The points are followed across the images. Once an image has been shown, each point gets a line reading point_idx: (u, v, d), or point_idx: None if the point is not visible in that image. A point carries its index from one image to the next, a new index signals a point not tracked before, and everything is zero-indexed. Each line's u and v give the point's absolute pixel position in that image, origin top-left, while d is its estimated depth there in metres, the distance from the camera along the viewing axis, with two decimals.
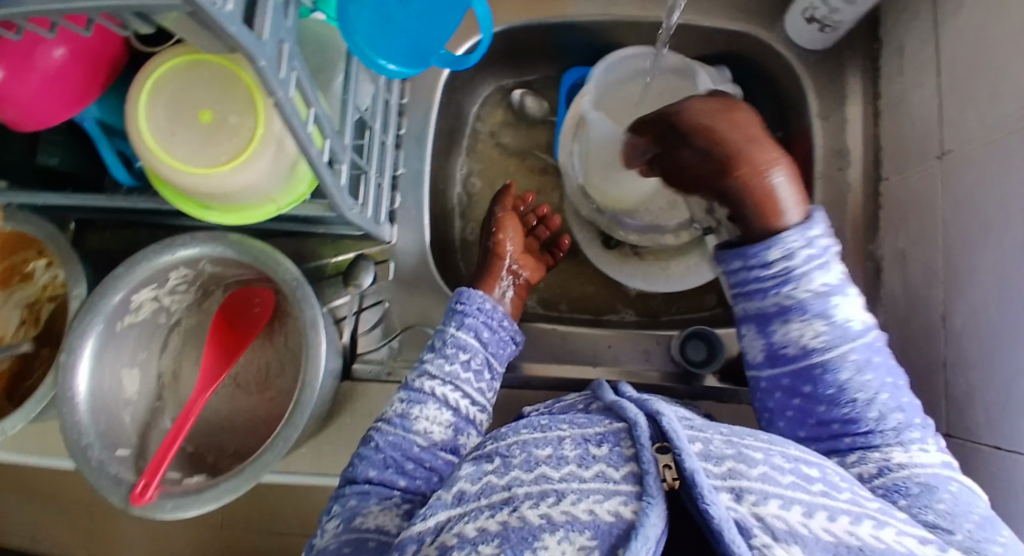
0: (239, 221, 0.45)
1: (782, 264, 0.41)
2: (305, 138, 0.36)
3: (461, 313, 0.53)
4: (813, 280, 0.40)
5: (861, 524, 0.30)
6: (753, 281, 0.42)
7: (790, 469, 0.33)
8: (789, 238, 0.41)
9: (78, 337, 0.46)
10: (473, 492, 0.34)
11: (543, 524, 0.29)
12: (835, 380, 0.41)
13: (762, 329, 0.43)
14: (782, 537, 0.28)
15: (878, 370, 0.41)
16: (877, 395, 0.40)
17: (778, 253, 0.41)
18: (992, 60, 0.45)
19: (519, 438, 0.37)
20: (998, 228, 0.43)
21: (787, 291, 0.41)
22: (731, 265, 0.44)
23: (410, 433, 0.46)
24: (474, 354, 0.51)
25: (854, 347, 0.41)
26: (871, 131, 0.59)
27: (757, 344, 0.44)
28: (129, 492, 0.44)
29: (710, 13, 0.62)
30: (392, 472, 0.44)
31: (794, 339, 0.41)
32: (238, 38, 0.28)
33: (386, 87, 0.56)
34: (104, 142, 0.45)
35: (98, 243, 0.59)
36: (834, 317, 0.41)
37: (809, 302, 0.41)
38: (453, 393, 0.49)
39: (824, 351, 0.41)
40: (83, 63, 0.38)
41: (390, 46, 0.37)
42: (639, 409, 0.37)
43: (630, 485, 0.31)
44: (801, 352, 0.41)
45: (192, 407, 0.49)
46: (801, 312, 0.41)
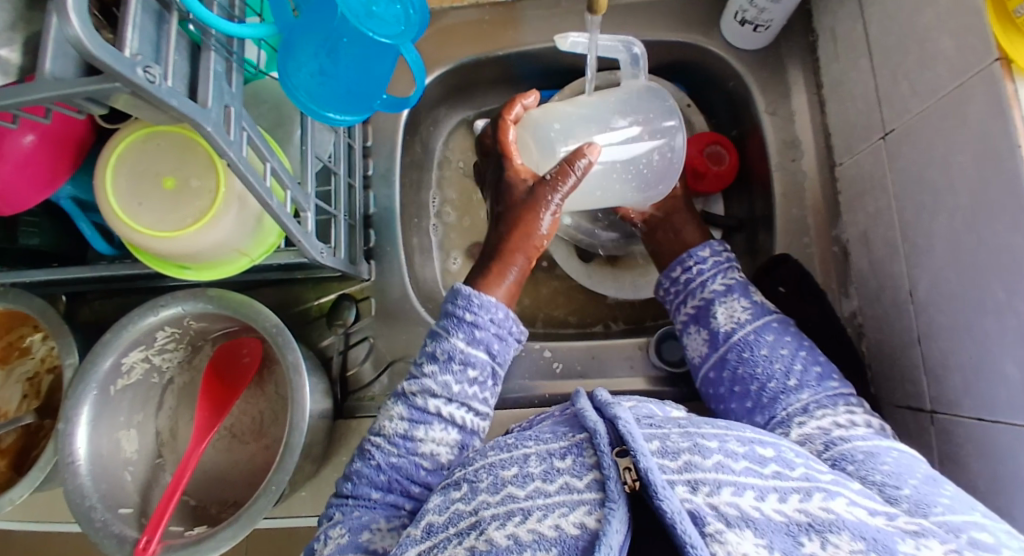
0: (215, 276, 0.47)
1: (711, 260, 0.55)
2: (264, 191, 0.38)
3: (471, 324, 0.48)
4: (735, 270, 0.54)
5: (811, 500, 0.28)
6: (693, 280, 0.54)
7: (744, 453, 0.31)
8: (717, 244, 0.56)
9: (73, 405, 0.48)
10: (440, 523, 0.33)
11: (510, 545, 0.28)
12: (764, 343, 0.49)
13: (703, 323, 0.52)
14: (736, 524, 0.27)
15: (794, 340, 0.49)
16: (800, 355, 0.48)
17: (708, 251, 0.55)
18: (915, 38, 0.46)
19: (486, 461, 0.35)
20: (945, 196, 0.43)
21: (720, 279, 0.53)
22: (671, 276, 0.56)
23: (415, 456, 0.45)
24: (483, 368, 0.48)
25: (773, 318, 0.51)
26: (819, 119, 0.60)
27: (700, 339, 0.52)
28: (133, 547, 0.45)
29: (648, 27, 0.65)
30: (396, 495, 0.44)
31: (729, 318, 0.51)
32: (181, 109, 0.30)
33: (347, 133, 0.58)
34: (81, 217, 0.48)
35: (90, 312, 0.62)
36: (754, 298, 0.52)
37: (733, 286, 0.53)
38: (460, 412, 0.47)
39: (751, 322, 0.50)
40: (53, 145, 0.41)
41: (334, 98, 0.39)
42: (601, 416, 0.34)
43: (593, 493, 0.30)
44: (735, 328, 0.51)
45: (188, 460, 0.51)
46: (731, 295, 0.52)
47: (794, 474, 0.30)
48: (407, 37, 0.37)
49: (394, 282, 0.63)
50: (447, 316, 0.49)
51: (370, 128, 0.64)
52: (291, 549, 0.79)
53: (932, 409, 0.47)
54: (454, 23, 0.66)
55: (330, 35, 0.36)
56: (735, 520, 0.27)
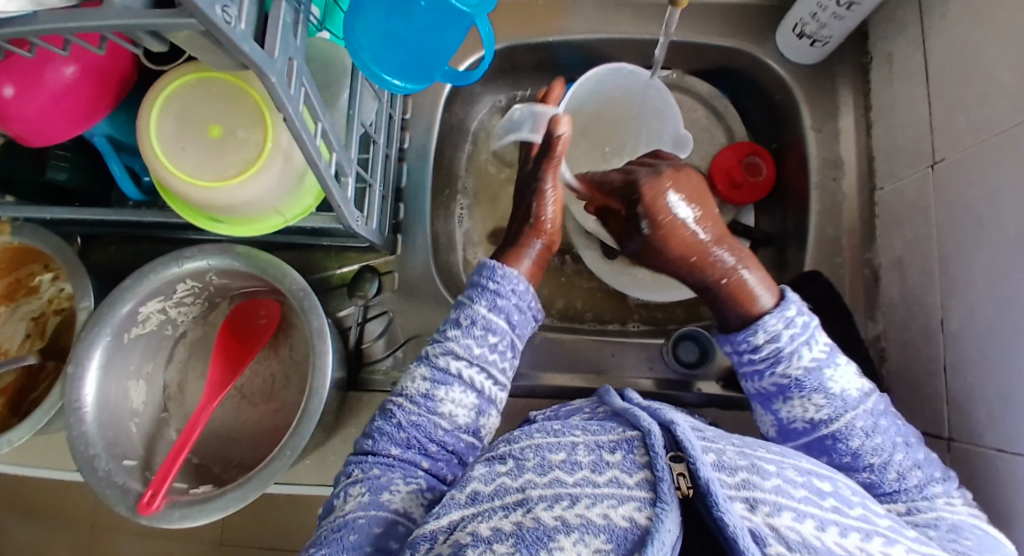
0: (245, 233, 0.46)
1: (768, 346, 0.43)
2: (313, 150, 0.37)
3: (493, 292, 0.47)
4: (802, 356, 0.42)
5: (871, 541, 0.28)
6: (750, 364, 0.44)
7: (802, 482, 0.31)
8: (770, 321, 0.43)
9: (84, 349, 0.46)
10: (487, 493, 0.32)
11: (558, 526, 0.28)
12: (849, 451, 0.41)
13: (768, 408, 0.44)
14: (796, 548, 0.27)
15: (887, 432, 0.41)
16: (891, 457, 0.40)
17: (763, 336, 0.43)
18: (979, 69, 0.46)
19: (533, 441, 0.35)
20: (992, 230, 0.43)
21: (781, 370, 0.42)
22: (726, 349, 0.46)
23: (434, 415, 0.43)
24: (503, 337, 0.46)
25: (858, 414, 0.41)
26: (863, 141, 0.60)
27: (769, 420, 0.45)
28: (136, 502, 0.44)
29: (703, 28, 0.64)
30: (414, 453, 0.42)
31: (799, 415, 0.42)
32: (251, 55, 0.29)
33: (389, 103, 0.57)
34: (113, 157, 0.47)
35: (103, 258, 0.60)
36: (831, 389, 0.41)
37: (803, 378, 0.42)
38: (479, 376, 0.45)
39: (828, 422, 0.41)
40: (93, 78, 0.39)
41: (393, 60, 0.38)
42: (652, 418, 0.34)
43: (644, 491, 0.29)
44: (810, 428, 0.42)
45: (198, 417, 0.50)
46: (799, 389, 0.42)
47: (853, 513, 0.30)
48: (482, 11, 0.36)
49: (417, 258, 0.62)
50: (472, 286, 0.48)
51: (409, 100, 0.63)
52: (279, 517, 0.79)
53: (951, 437, 0.47)
54: (507, 2, 0.65)
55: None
56: (797, 544, 0.27)
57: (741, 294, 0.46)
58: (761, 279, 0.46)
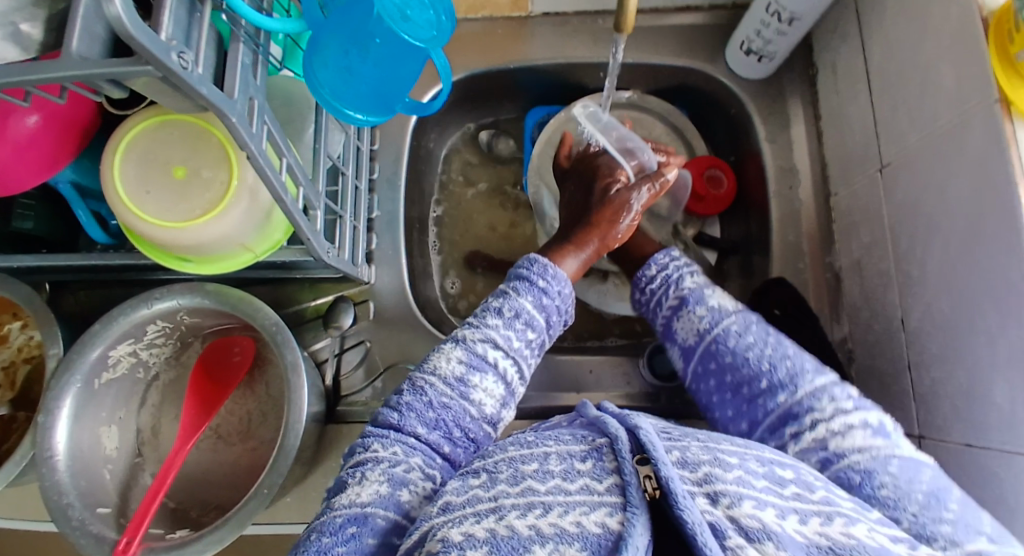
0: (215, 271, 0.46)
1: (659, 276, 0.51)
2: (280, 187, 0.37)
3: (540, 289, 0.48)
4: (687, 278, 0.49)
5: (832, 524, 0.29)
6: (652, 299, 0.51)
7: (763, 473, 0.31)
8: (659, 257, 0.52)
9: (55, 397, 0.46)
10: (458, 503, 0.33)
11: (532, 535, 0.28)
12: (731, 348, 0.45)
13: (670, 336, 0.49)
14: (756, 537, 0.27)
15: (765, 335, 0.45)
16: (768, 354, 0.43)
17: (656, 269, 0.51)
18: (917, 77, 0.48)
19: (507, 455, 0.35)
20: (942, 227, 0.45)
21: (672, 293, 0.49)
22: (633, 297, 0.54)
23: (465, 401, 0.43)
24: (539, 335, 0.48)
25: (734, 319, 0.46)
26: (816, 149, 0.63)
27: (677, 355, 0.49)
28: (112, 550, 0.43)
29: (658, 50, 0.66)
30: (438, 435, 0.42)
31: (690, 330, 0.47)
32: (209, 98, 0.30)
33: (357, 135, 0.58)
34: (80, 203, 0.47)
35: (74, 304, 0.60)
36: (711, 303, 0.47)
37: (690, 295, 0.48)
38: (510, 368, 0.46)
39: (711, 330, 0.46)
40: (57, 127, 0.40)
41: (354, 96, 0.39)
42: (620, 424, 0.34)
43: (615, 496, 0.30)
44: (699, 339, 0.47)
45: (174, 459, 0.49)
46: (686, 306, 0.48)
47: (814, 498, 0.31)
48: (438, 42, 0.38)
49: (392, 286, 0.62)
50: (517, 278, 0.49)
51: (377, 131, 0.64)
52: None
53: (921, 433, 0.48)
54: (468, 33, 0.67)
55: (362, 37, 0.36)
56: (756, 532, 0.27)
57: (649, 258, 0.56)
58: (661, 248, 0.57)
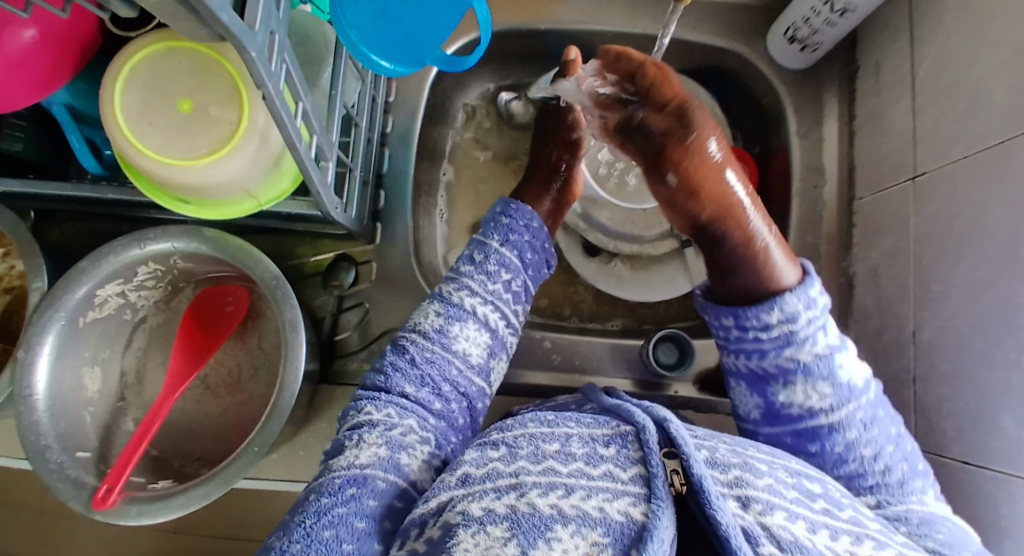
0: (216, 216, 0.43)
1: (780, 328, 0.40)
2: (294, 132, 0.35)
3: (506, 228, 0.49)
4: (815, 342, 0.40)
5: (861, 545, 0.29)
6: (749, 342, 0.42)
7: (793, 484, 0.31)
8: (790, 301, 0.40)
9: (36, 333, 0.43)
10: (478, 476, 0.32)
11: (554, 514, 0.28)
12: (843, 440, 0.40)
13: (759, 390, 0.43)
14: (788, 548, 0.27)
15: (883, 424, 0.41)
16: (882, 449, 0.40)
17: (777, 316, 0.40)
18: (966, 85, 0.46)
19: (526, 431, 0.34)
20: (970, 245, 0.44)
21: (790, 353, 0.41)
22: (721, 321, 0.43)
23: (449, 352, 0.43)
24: (515, 275, 0.48)
25: (859, 405, 0.41)
26: (846, 150, 0.61)
27: (751, 402, 0.44)
28: (91, 498, 0.42)
29: (696, 28, 0.63)
30: (428, 392, 0.41)
31: (798, 401, 0.41)
32: (230, 28, 0.26)
33: (373, 85, 0.55)
34: (73, 129, 0.44)
35: (60, 235, 0.57)
36: (838, 378, 0.41)
37: (811, 364, 0.40)
38: (493, 315, 0.46)
39: (829, 412, 0.41)
40: (55, 42, 0.36)
41: (384, 43, 0.37)
42: (645, 414, 0.34)
43: (638, 487, 0.29)
44: (807, 415, 0.41)
45: (160, 408, 0.47)
46: (805, 375, 0.41)
47: (843, 516, 0.30)
48: None
49: (396, 248, 0.60)
50: (491, 224, 0.50)
51: (393, 84, 0.61)
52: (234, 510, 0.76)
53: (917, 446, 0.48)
54: None
55: None
56: (789, 545, 0.27)
57: (763, 261, 0.41)
58: (779, 253, 0.42)
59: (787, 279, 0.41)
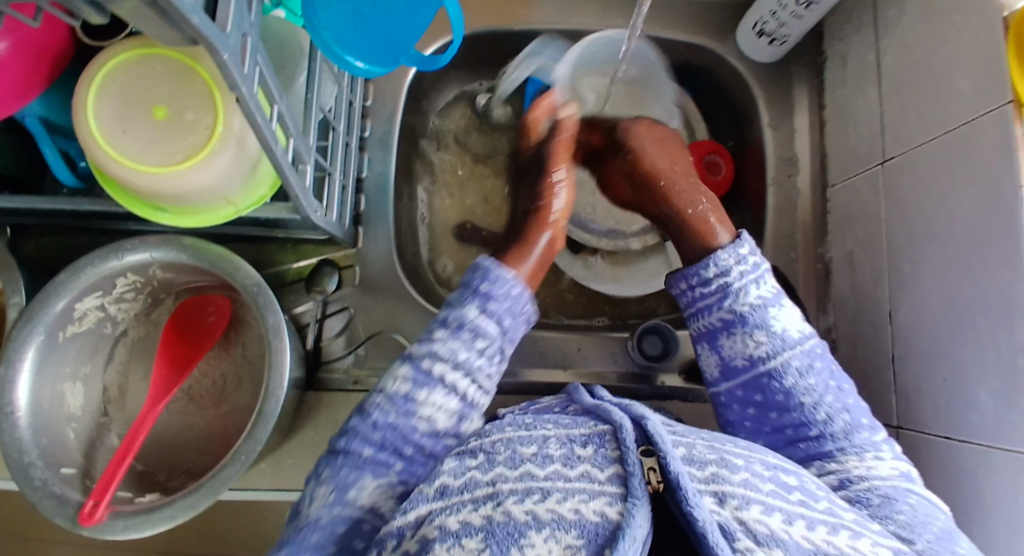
0: (193, 224, 0.43)
1: (718, 282, 0.45)
2: (269, 135, 0.34)
3: (484, 295, 0.44)
4: (749, 293, 0.44)
5: (838, 534, 0.29)
6: (701, 299, 0.46)
7: (769, 476, 0.32)
8: (722, 257, 0.46)
9: (16, 349, 0.43)
10: (456, 487, 0.32)
11: (529, 521, 0.28)
12: (783, 387, 0.42)
13: (712, 344, 0.46)
14: (764, 542, 0.27)
15: (821, 375, 0.43)
16: (823, 398, 0.42)
17: (714, 271, 0.46)
18: (929, 72, 0.48)
19: (505, 435, 0.35)
20: (940, 227, 0.45)
21: (728, 305, 0.45)
22: (679, 288, 0.48)
23: (411, 418, 0.40)
24: (492, 342, 0.43)
25: (795, 353, 0.43)
26: (817, 140, 0.62)
27: (711, 361, 0.46)
28: (77, 513, 0.41)
29: (667, 25, 0.64)
30: (388, 455, 0.39)
31: (740, 351, 0.44)
32: (202, 29, 0.26)
33: (350, 88, 0.55)
34: (46, 140, 0.43)
35: (32, 249, 0.56)
36: (772, 327, 0.44)
37: (747, 314, 0.44)
38: (464, 382, 0.41)
39: (768, 358, 0.43)
40: (27, 53, 0.36)
41: (357, 43, 0.37)
42: (624, 413, 0.35)
43: (615, 487, 0.30)
44: (749, 361, 0.44)
45: (145, 419, 0.46)
46: (743, 325, 0.44)
47: (819, 507, 0.31)
48: None
49: (379, 251, 0.59)
50: (466, 285, 0.45)
51: (370, 88, 0.61)
52: (218, 525, 0.75)
53: (899, 425, 0.49)
54: None
55: None
56: (765, 538, 0.27)
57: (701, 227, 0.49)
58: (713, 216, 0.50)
59: (720, 238, 0.48)
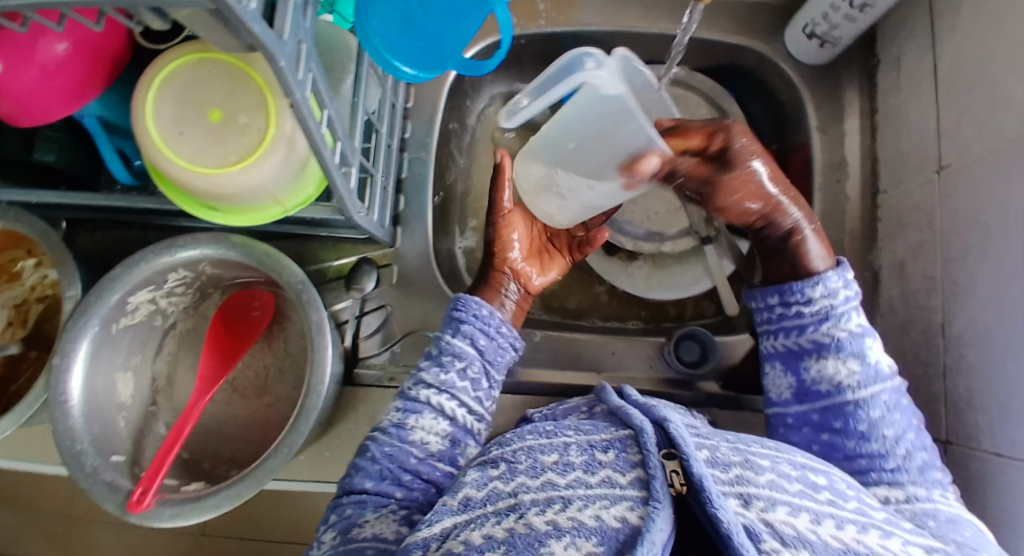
0: (242, 223, 0.44)
1: (821, 304, 0.45)
2: (320, 140, 0.35)
3: (457, 320, 0.49)
4: (850, 319, 0.44)
5: (868, 534, 0.28)
6: (791, 319, 0.46)
7: (797, 477, 0.31)
8: (831, 278, 0.45)
9: (71, 340, 0.44)
10: (478, 499, 0.32)
11: (550, 530, 0.28)
12: (866, 417, 0.42)
13: (793, 368, 0.46)
14: (791, 543, 0.27)
15: (906, 412, 0.42)
16: (904, 433, 0.42)
17: (820, 291, 0.45)
18: (990, 77, 0.46)
19: (524, 444, 0.35)
20: (997, 238, 0.44)
21: (827, 328, 0.44)
22: (766, 303, 0.48)
23: (406, 444, 0.44)
24: (471, 362, 0.48)
25: (885, 388, 0.43)
26: (867, 145, 0.60)
27: (784, 382, 0.46)
28: (126, 500, 0.42)
29: (714, 26, 0.63)
30: (388, 484, 0.42)
31: (828, 376, 0.44)
32: (261, 38, 0.27)
33: (392, 91, 0.56)
34: (104, 139, 0.45)
35: (90, 242, 0.58)
36: (867, 356, 0.43)
37: (845, 340, 0.44)
38: (449, 402, 0.46)
39: (856, 388, 0.43)
40: (87, 54, 0.37)
41: (406, 48, 0.38)
42: (645, 416, 0.34)
43: (637, 490, 0.30)
44: (835, 389, 0.43)
45: (192, 410, 0.48)
46: (837, 350, 0.44)
47: (848, 506, 0.30)
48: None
49: (417, 251, 0.60)
50: (445, 319, 0.50)
51: (411, 88, 0.61)
52: (259, 512, 0.77)
53: (948, 442, 0.47)
54: None
55: None
56: (792, 540, 0.27)
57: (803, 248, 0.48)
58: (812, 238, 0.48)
59: (819, 260, 0.47)
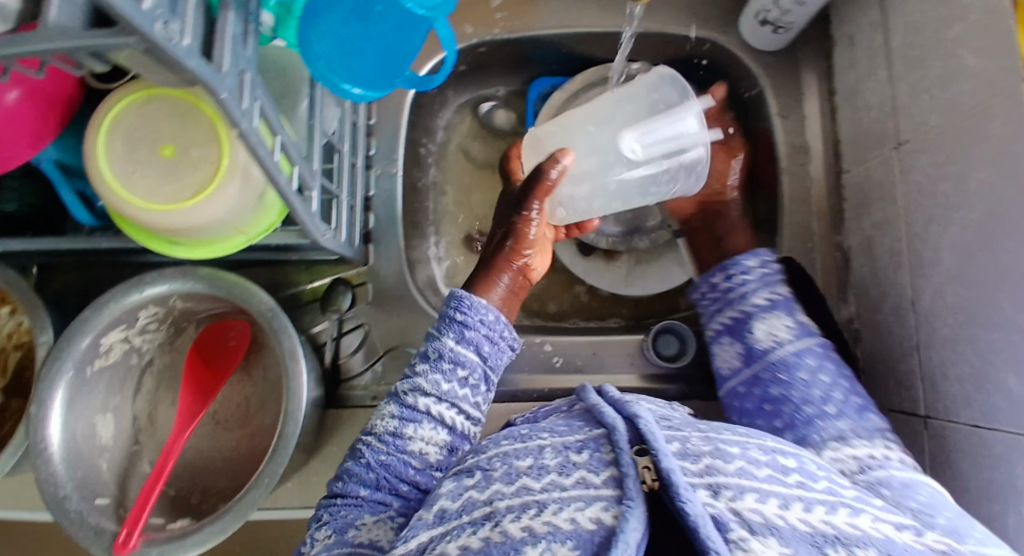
0: (206, 256, 0.44)
1: (757, 272, 0.53)
2: (271, 165, 0.35)
3: (461, 323, 0.48)
4: (780, 287, 0.52)
5: (836, 513, 0.28)
6: (732, 290, 0.53)
7: (766, 462, 0.31)
8: (760, 252, 0.54)
9: (47, 387, 0.44)
10: (454, 510, 0.32)
11: (525, 537, 0.28)
12: (804, 365, 0.48)
13: (738, 335, 0.52)
14: (760, 531, 0.26)
15: (838, 364, 0.48)
16: (839, 382, 0.47)
17: (754, 262, 0.54)
18: (939, 53, 0.47)
19: (500, 450, 0.35)
20: (958, 209, 0.44)
21: (764, 293, 0.52)
22: (712, 281, 0.55)
23: (403, 454, 0.43)
24: (473, 370, 0.47)
25: (815, 341, 0.49)
26: (828, 126, 0.61)
27: (733, 351, 0.52)
28: (112, 542, 0.42)
29: (669, 20, 0.63)
30: (385, 493, 0.42)
31: (767, 336, 0.50)
32: (197, 72, 0.27)
33: (351, 110, 0.56)
34: (64, 183, 0.45)
35: (63, 284, 0.58)
36: (797, 317, 0.51)
37: (776, 303, 0.52)
38: (450, 412, 0.45)
39: (792, 342, 0.49)
40: (39, 101, 0.37)
41: (355, 71, 0.38)
42: (618, 414, 0.34)
43: (611, 489, 0.29)
44: (774, 346, 0.50)
45: (172, 449, 0.48)
46: (772, 311, 0.51)
47: (818, 487, 0.30)
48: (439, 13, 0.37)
49: (391, 267, 0.60)
50: (443, 318, 0.49)
51: (373, 105, 0.62)
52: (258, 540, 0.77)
53: (927, 415, 0.47)
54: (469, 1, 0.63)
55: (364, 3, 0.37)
56: (761, 526, 0.26)
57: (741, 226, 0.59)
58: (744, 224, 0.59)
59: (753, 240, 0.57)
